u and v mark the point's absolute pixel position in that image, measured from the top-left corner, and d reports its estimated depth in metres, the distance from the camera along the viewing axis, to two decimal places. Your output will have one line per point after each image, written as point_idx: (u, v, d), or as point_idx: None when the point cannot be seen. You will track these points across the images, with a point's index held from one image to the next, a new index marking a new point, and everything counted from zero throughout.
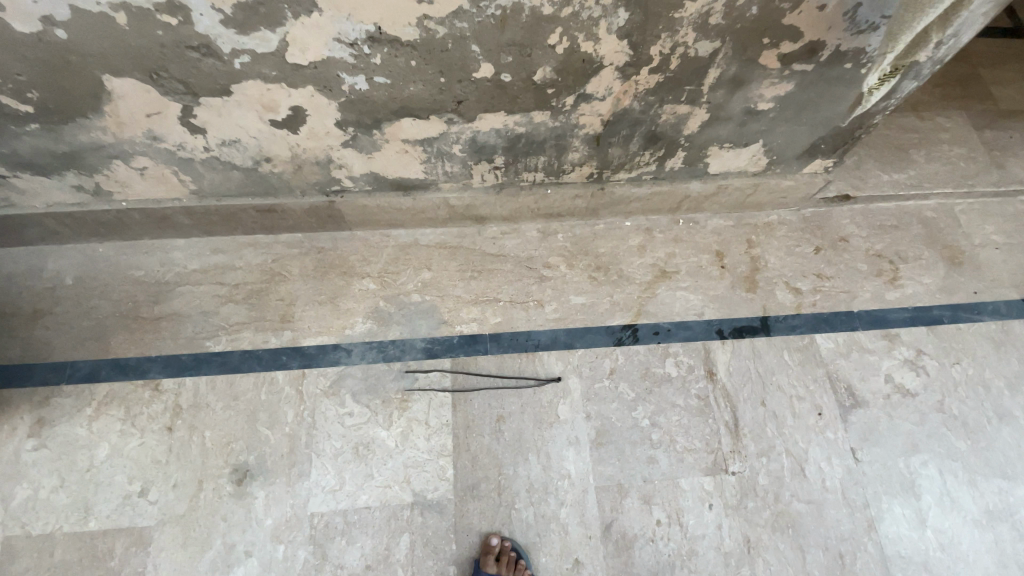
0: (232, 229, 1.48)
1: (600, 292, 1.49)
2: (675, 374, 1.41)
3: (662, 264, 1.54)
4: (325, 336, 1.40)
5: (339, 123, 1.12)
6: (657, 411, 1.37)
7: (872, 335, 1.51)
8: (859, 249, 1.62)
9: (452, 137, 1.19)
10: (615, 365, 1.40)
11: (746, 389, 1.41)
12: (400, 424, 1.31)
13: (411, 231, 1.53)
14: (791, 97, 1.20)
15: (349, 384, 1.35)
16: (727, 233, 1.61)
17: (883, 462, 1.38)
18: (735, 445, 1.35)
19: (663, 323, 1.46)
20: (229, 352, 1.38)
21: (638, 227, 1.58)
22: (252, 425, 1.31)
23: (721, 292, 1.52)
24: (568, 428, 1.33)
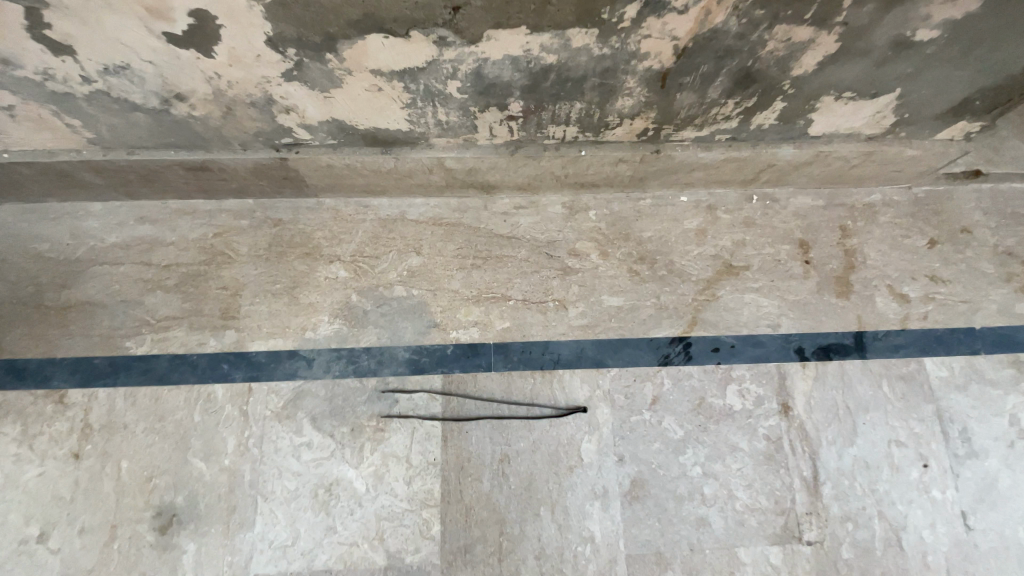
0: (160, 193, 1.13)
1: (644, 293, 1.12)
2: (739, 407, 1.06)
3: (728, 257, 1.16)
4: (278, 339, 1.06)
5: (271, 40, 0.76)
6: (713, 456, 1.03)
7: (1001, 362, 1.14)
8: (989, 244, 1.22)
9: (445, 69, 0.82)
10: (658, 393, 1.06)
11: (829, 429, 1.08)
12: (372, 462, 1.00)
13: (396, 201, 1.15)
14: (971, 20, 0.80)
15: (307, 405, 1.03)
16: (814, 217, 1.22)
17: (1003, 533, 1.04)
18: (812, 505, 1.03)
19: (726, 337, 1.10)
20: (155, 356, 1.07)
21: (697, 205, 1.19)
22: (182, 454, 1.01)
23: (804, 298, 1.15)
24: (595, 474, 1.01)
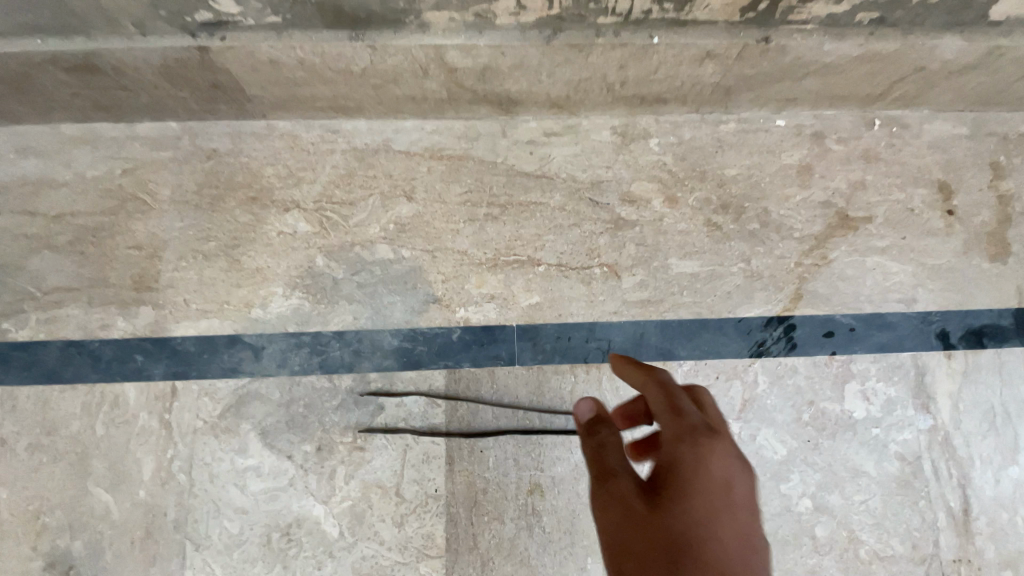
0: (46, 112, 0.80)
1: (729, 255, 0.79)
2: (863, 414, 0.75)
3: (843, 205, 0.83)
4: (212, 320, 0.75)
5: None
6: (828, 485, 0.73)
7: None
8: None
9: None
10: (750, 396, 0.75)
11: (985, 443, 0.77)
12: (347, 494, 0.70)
13: (378, 125, 0.81)
14: None
15: (255, 413, 0.72)
16: (957, 151, 0.88)
17: None
18: (962, 550, 0.74)
19: (843, 317, 0.78)
20: (43, 343, 0.76)
21: (798, 133, 0.85)
22: (82, 481, 0.72)
23: (946, 262, 0.83)
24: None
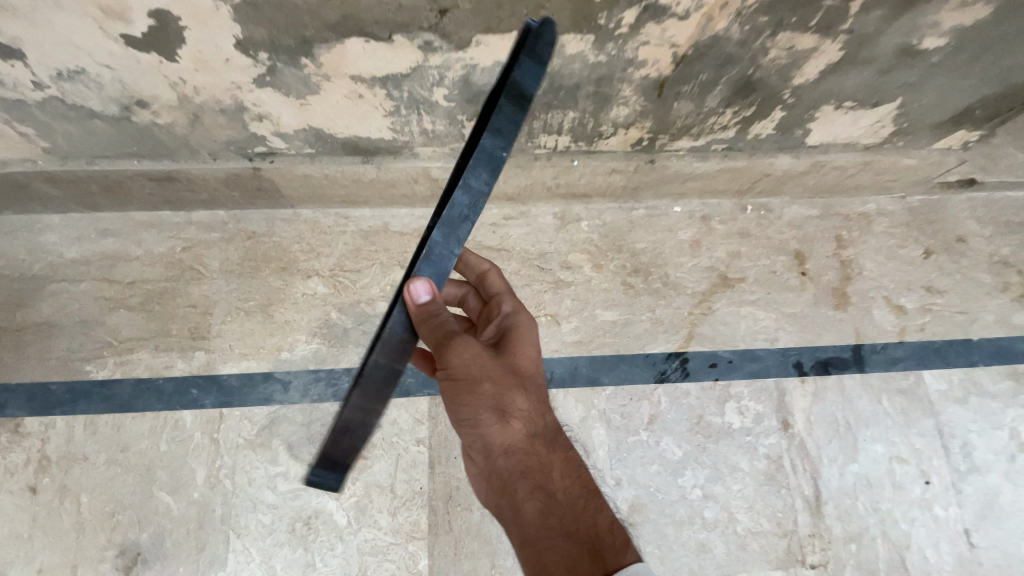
0: (122, 204, 1.05)
1: (639, 305, 1.08)
2: (738, 425, 1.03)
3: (723, 268, 1.12)
4: (251, 361, 1.00)
5: (243, 44, 0.67)
6: (713, 478, 0.99)
7: (996, 375, 1.15)
8: (981, 255, 1.23)
9: (431, 75, 0.74)
10: (655, 413, 1.02)
11: (833, 446, 1.04)
12: (354, 492, 0.94)
13: (379, 212, 1.09)
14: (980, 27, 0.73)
15: (284, 432, 0.96)
16: (810, 226, 1.19)
17: (1002, 547, 1.05)
18: (814, 526, 0.99)
19: (723, 352, 1.07)
20: (117, 381, 0.99)
21: (691, 214, 1.15)
22: (147, 487, 0.94)
23: (802, 310, 1.12)
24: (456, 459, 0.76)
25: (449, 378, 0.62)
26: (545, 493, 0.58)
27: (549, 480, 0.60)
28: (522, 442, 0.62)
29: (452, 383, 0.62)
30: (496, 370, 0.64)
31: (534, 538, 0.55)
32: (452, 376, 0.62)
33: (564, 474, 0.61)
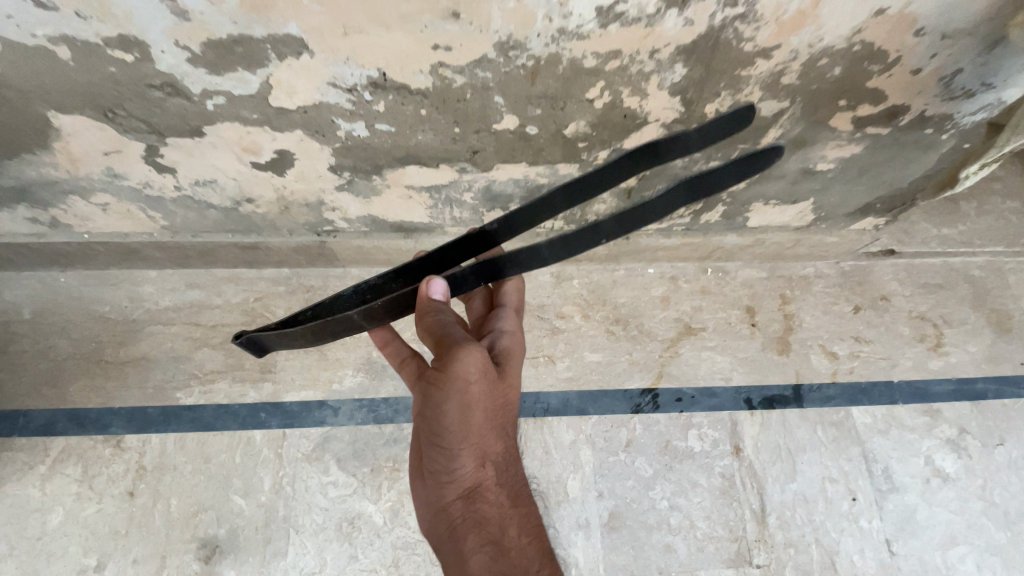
0: (209, 263, 1.31)
1: (619, 349, 1.34)
2: (699, 449, 1.27)
3: (687, 319, 1.39)
4: (309, 391, 1.25)
5: (334, 168, 0.95)
6: (678, 491, 1.23)
7: (914, 411, 1.39)
8: (901, 310, 1.49)
9: (463, 185, 1.02)
10: (632, 437, 1.27)
11: (776, 467, 1.28)
12: (389, 497, 1.18)
13: None
14: (858, 158, 1.01)
15: (334, 448, 1.21)
16: (760, 286, 1.46)
17: (919, 555, 1.26)
18: (760, 533, 1.22)
19: (687, 389, 1.33)
20: (201, 406, 1.23)
21: (662, 275, 1.43)
22: (224, 492, 1.17)
23: (752, 354, 1.38)
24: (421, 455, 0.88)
25: (451, 394, 0.75)
26: (494, 547, 0.73)
27: (502, 537, 0.74)
28: (488, 485, 0.76)
29: (448, 404, 0.75)
30: (491, 404, 0.77)
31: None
32: (450, 396, 0.75)
33: (515, 532, 0.75)
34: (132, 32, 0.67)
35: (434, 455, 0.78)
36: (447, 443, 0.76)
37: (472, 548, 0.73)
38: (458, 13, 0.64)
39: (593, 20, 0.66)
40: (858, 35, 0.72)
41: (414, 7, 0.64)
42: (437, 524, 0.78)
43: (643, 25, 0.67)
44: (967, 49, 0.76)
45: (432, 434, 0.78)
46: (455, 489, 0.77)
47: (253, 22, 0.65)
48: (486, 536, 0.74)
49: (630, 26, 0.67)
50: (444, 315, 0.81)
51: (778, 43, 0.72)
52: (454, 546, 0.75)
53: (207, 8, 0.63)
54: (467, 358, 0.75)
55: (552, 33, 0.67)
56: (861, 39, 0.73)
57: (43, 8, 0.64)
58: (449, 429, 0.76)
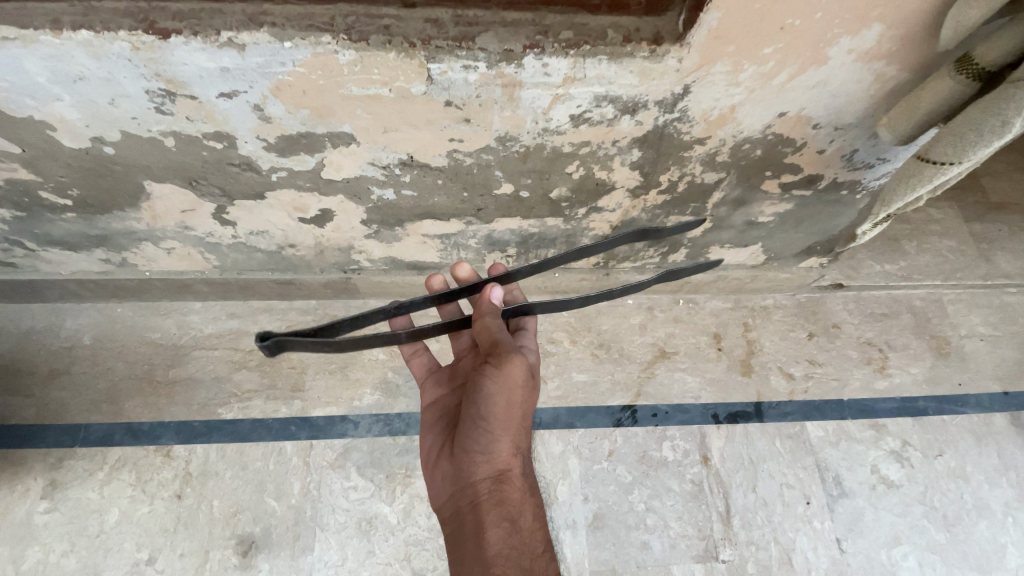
0: (248, 296, 1.52)
1: (602, 370, 1.55)
2: (672, 458, 1.46)
3: (662, 344, 1.60)
4: (333, 407, 1.45)
5: (365, 221, 1.17)
6: (653, 495, 1.42)
7: (861, 425, 1.58)
8: (851, 336, 1.70)
9: (468, 234, 1.24)
10: (613, 448, 1.46)
11: (739, 475, 1.47)
12: (403, 499, 1.36)
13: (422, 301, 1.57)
14: (791, 212, 1.24)
15: (355, 457, 1.40)
16: (725, 315, 1.67)
17: (866, 553, 1.44)
18: (725, 531, 1.40)
19: (662, 405, 1.52)
20: (240, 420, 1.42)
21: (640, 306, 1.65)
22: (261, 494, 1.35)
23: (718, 375, 1.58)
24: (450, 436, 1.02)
25: (499, 386, 0.90)
26: (510, 524, 0.89)
27: (517, 518, 0.91)
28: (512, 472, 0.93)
29: (499, 397, 0.90)
30: (526, 408, 0.94)
31: (493, 553, 0.86)
32: (502, 391, 0.90)
33: (527, 518, 0.92)
34: (225, 130, 0.89)
35: (475, 436, 0.93)
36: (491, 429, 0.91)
37: (494, 523, 0.89)
38: (470, 118, 0.87)
39: (568, 122, 0.89)
40: (770, 129, 0.95)
41: (438, 115, 0.87)
42: (462, 497, 0.93)
43: (605, 125, 0.90)
44: (857, 136, 0.99)
45: (479, 417, 0.92)
46: (487, 471, 0.92)
47: (318, 123, 0.88)
48: (506, 515, 0.90)
49: (595, 126, 0.91)
50: (497, 321, 0.97)
51: (708, 135, 0.95)
52: (475, 519, 0.90)
53: (286, 116, 0.86)
54: (518, 363, 0.90)
55: (538, 130, 0.91)
56: (772, 132, 0.96)
57: (163, 114, 0.86)
58: (496, 417, 0.91)
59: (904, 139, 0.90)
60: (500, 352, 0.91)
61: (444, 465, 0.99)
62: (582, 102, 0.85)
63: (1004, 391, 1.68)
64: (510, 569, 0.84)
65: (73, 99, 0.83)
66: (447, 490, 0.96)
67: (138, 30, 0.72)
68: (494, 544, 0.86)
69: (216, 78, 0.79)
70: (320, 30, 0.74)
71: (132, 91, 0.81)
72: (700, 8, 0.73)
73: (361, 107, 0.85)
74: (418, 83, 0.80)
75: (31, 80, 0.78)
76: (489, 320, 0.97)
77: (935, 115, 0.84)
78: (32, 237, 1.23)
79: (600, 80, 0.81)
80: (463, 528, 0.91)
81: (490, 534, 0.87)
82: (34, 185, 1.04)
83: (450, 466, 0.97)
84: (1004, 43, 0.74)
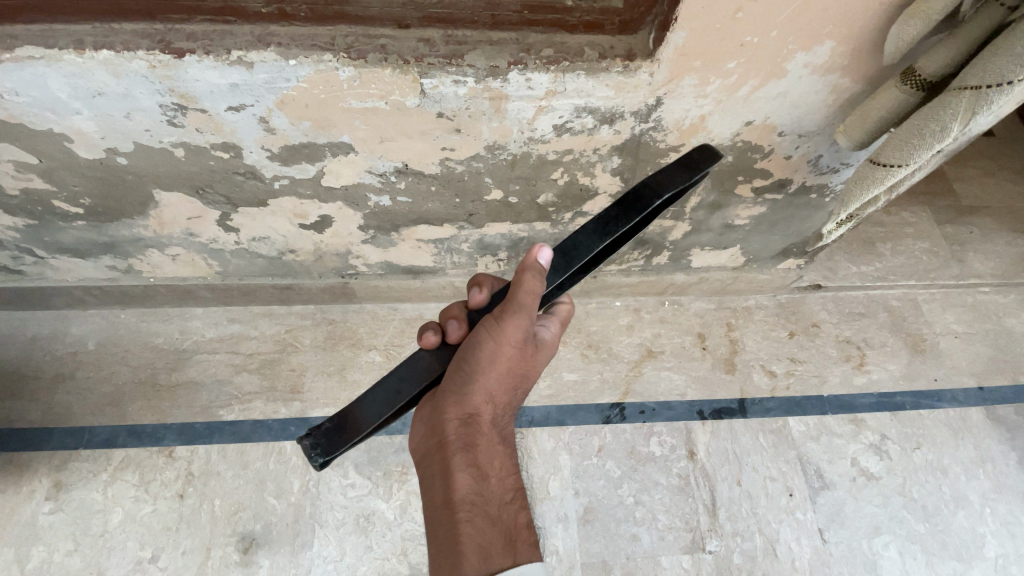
0: (249, 301, 1.57)
1: (591, 370, 1.61)
2: (659, 453, 1.52)
3: (649, 345, 1.66)
4: (331, 408, 1.49)
5: (362, 227, 1.24)
6: (641, 489, 1.47)
7: (841, 420, 1.64)
8: (830, 335, 1.77)
9: (461, 238, 1.30)
10: (603, 444, 1.51)
11: (724, 469, 1.52)
12: (399, 496, 1.40)
13: (417, 305, 1.63)
14: (765, 215, 1.32)
15: (352, 456, 1.44)
16: (709, 316, 1.74)
17: (848, 543, 1.47)
18: (711, 523, 1.45)
19: (649, 402, 1.58)
20: (241, 421, 1.47)
21: (628, 307, 1.71)
22: (261, 493, 1.39)
23: (703, 373, 1.65)
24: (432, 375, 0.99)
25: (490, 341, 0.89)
26: (478, 471, 0.87)
27: (485, 466, 0.88)
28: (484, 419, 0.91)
29: (487, 344, 0.88)
30: (514, 362, 0.91)
31: (458, 497, 0.84)
32: (492, 341, 0.88)
33: (497, 469, 0.90)
34: (232, 141, 0.96)
35: (452, 376, 0.90)
36: (472, 373, 0.89)
37: (459, 467, 0.87)
38: (460, 129, 0.94)
39: (552, 132, 0.97)
40: (739, 137, 1.03)
41: (431, 126, 0.94)
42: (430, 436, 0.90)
43: (586, 134, 0.98)
44: (820, 143, 1.07)
45: (460, 359, 0.90)
46: (460, 414, 0.89)
47: (319, 134, 0.94)
48: (474, 461, 0.88)
49: (577, 135, 0.98)
50: (539, 284, 0.86)
51: (682, 143, 1.03)
52: (442, 459, 0.88)
53: (289, 127, 0.93)
54: (520, 321, 0.88)
55: (524, 139, 0.98)
56: (741, 139, 1.03)
57: (174, 126, 0.92)
58: (478, 363, 0.88)
59: (860, 145, 0.98)
60: (508, 307, 0.87)
61: (421, 403, 0.96)
62: (564, 113, 0.93)
63: (979, 386, 1.72)
64: (472, 515, 0.84)
65: (91, 113, 0.89)
66: (417, 430, 0.94)
67: (155, 50, 0.79)
68: (459, 488, 0.85)
69: (225, 93, 0.85)
70: (322, 49, 0.81)
71: (146, 105, 0.87)
72: (667, 27, 0.80)
73: (360, 119, 0.91)
74: (412, 97, 0.87)
75: (53, 96, 0.85)
76: (529, 279, 0.86)
77: (885, 122, 0.92)
78: (43, 245, 1.29)
79: (579, 93, 0.89)
80: (430, 469, 0.89)
81: (455, 478, 0.86)
82: (48, 195, 1.10)
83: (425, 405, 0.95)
84: (942, 57, 0.82)
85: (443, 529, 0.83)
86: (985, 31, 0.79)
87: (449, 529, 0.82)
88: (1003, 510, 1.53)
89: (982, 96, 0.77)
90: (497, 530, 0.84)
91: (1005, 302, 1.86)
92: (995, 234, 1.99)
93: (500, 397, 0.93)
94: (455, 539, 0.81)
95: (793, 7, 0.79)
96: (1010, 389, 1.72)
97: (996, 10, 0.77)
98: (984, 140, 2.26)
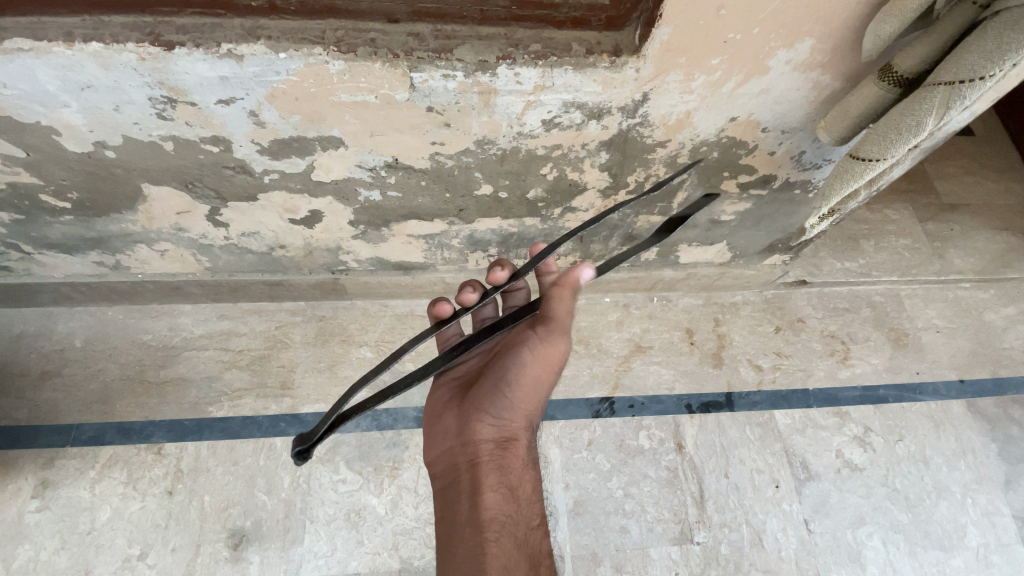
0: (238, 298, 1.57)
1: (581, 365, 1.62)
2: (648, 446, 1.54)
3: (638, 340, 1.68)
4: (322, 404, 1.50)
5: (352, 222, 1.24)
6: (631, 481, 1.49)
7: (826, 413, 1.66)
8: (815, 330, 1.80)
9: (451, 234, 1.31)
10: (593, 437, 1.53)
11: (712, 462, 1.55)
12: (390, 491, 1.40)
13: (408, 301, 1.64)
14: (750, 211, 1.34)
15: (343, 451, 1.44)
16: (697, 311, 1.76)
17: (833, 533, 1.50)
18: (699, 515, 1.47)
19: (638, 397, 1.60)
20: (231, 417, 1.46)
21: (617, 304, 1.73)
22: (251, 489, 1.38)
23: (691, 367, 1.67)
24: (460, 393, 1.11)
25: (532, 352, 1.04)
26: (507, 490, 0.98)
27: (515, 486, 1.00)
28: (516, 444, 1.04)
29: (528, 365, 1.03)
30: (544, 389, 1.07)
31: (489, 511, 0.94)
32: (532, 356, 1.04)
33: (524, 491, 1.01)
34: (222, 134, 0.96)
35: (492, 398, 1.04)
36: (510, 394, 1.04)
37: (491, 486, 0.97)
38: (450, 123, 0.95)
39: (540, 127, 0.98)
40: (723, 133, 1.05)
41: (421, 120, 0.95)
42: (464, 453, 1.02)
43: (575, 129, 0.99)
44: (802, 139, 1.10)
45: (500, 379, 1.05)
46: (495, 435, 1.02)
47: (309, 128, 0.95)
48: (505, 480, 0.99)
49: (565, 130, 0.99)
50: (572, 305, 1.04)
51: (668, 139, 1.05)
52: (475, 475, 0.99)
53: (279, 121, 0.93)
54: (559, 347, 1.04)
55: (513, 134, 0.99)
56: (725, 135, 1.06)
57: (163, 119, 0.92)
58: (516, 384, 1.04)
59: (840, 141, 1.01)
60: (553, 328, 1.03)
61: (446, 422, 1.08)
62: (552, 109, 0.94)
63: (960, 379, 1.76)
64: (500, 533, 0.92)
65: (80, 106, 0.89)
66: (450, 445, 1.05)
67: (145, 42, 0.79)
68: (489, 506, 0.95)
69: (215, 86, 0.85)
70: (312, 42, 0.81)
71: (136, 97, 0.87)
72: (652, 24, 0.82)
73: (350, 113, 0.92)
74: (402, 91, 0.88)
75: (41, 88, 0.84)
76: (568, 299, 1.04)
77: (863, 118, 0.95)
78: (29, 240, 1.28)
79: (568, 88, 0.90)
80: (461, 484, 1.00)
81: (489, 495, 0.96)
82: (36, 189, 1.09)
83: (455, 422, 1.06)
84: (917, 53, 0.85)
85: (470, 545, 0.91)
86: (960, 28, 0.82)
87: (477, 542, 0.91)
88: (983, 500, 1.57)
89: (955, 92, 0.80)
90: (521, 549, 0.93)
91: (985, 297, 1.91)
92: (974, 231, 2.03)
93: (531, 422, 1.08)
94: (484, 552, 0.90)
95: (774, 5, 0.81)
96: (989, 381, 1.76)
97: (969, 7, 0.80)
98: (964, 138, 2.30)
